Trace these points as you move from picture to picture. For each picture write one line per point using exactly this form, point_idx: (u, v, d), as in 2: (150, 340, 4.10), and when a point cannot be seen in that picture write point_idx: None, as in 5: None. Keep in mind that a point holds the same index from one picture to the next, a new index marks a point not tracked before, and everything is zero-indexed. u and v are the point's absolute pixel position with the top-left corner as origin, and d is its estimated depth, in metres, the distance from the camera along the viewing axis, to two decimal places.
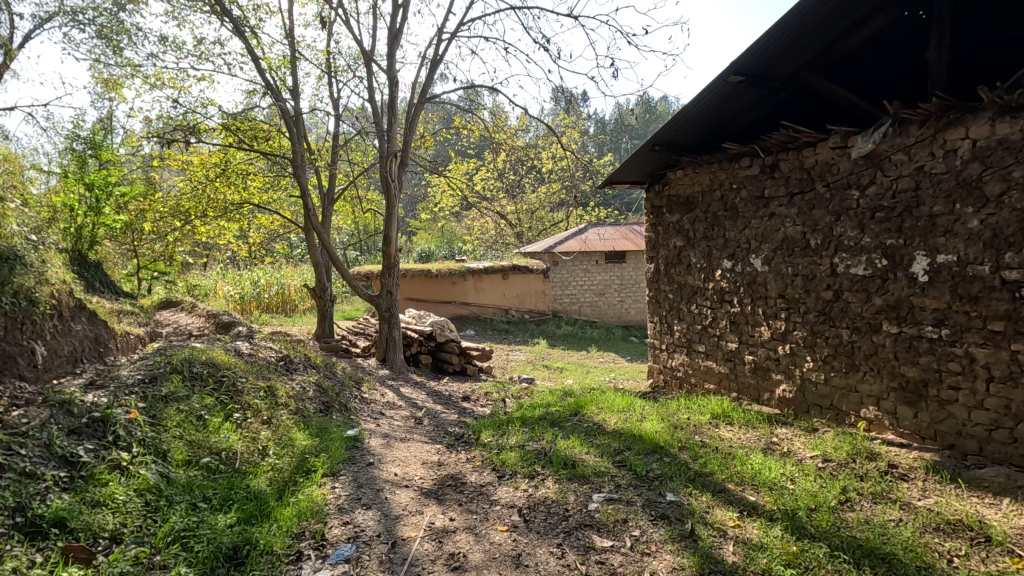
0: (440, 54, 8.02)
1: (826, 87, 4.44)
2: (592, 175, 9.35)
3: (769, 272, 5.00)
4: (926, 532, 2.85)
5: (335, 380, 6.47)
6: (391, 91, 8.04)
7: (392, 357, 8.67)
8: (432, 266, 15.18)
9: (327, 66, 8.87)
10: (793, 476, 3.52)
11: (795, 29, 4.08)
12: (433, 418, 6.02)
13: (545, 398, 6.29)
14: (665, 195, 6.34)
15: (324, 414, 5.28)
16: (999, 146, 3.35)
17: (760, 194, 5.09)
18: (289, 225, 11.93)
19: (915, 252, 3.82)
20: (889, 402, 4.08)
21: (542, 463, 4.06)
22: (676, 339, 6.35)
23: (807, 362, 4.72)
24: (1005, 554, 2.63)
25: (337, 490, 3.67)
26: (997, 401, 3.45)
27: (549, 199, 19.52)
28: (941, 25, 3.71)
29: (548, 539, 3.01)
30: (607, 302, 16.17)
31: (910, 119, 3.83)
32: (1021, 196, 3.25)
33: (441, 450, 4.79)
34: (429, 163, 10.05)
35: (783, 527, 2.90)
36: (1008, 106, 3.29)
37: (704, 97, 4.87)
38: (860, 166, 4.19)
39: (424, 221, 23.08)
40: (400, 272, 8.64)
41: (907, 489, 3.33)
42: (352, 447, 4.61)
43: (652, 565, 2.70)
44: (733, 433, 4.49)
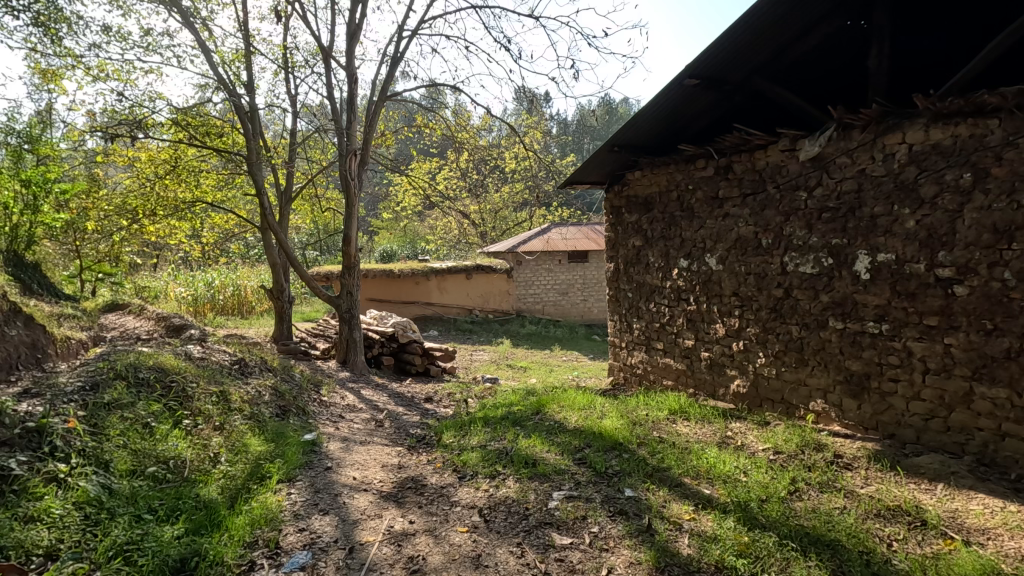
0: (401, 52, 7.88)
1: (776, 92, 4.59)
2: (555, 176, 9.38)
3: (724, 271, 5.13)
4: (868, 517, 2.98)
5: (293, 384, 6.30)
6: (350, 89, 7.88)
7: (353, 359, 8.51)
8: (394, 266, 14.99)
9: (284, 61, 8.63)
10: (746, 469, 3.63)
11: (747, 36, 4.22)
12: (395, 420, 5.94)
13: (507, 397, 6.29)
14: (624, 195, 6.42)
15: (281, 418, 5.13)
16: (933, 151, 3.55)
17: (715, 195, 5.22)
18: (245, 225, 11.56)
19: (858, 252, 4.00)
20: (836, 395, 4.25)
21: (503, 463, 4.06)
22: (635, 337, 6.44)
23: (759, 358, 4.87)
24: (939, 536, 2.78)
25: (293, 496, 3.58)
26: (933, 392, 3.65)
27: (513, 199, 19.54)
28: (881, 34, 3.89)
29: (507, 539, 3.01)
30: (570, 301, 16.32)
31: (852, 124, 4.00)
32: (952, 198, 3.45)
33: (402, 453, 4.73)
34: (390, 163, 9.86)
35: (736, 518, 2.98)
36: (940, 112, 3.49)
37: (661, 99, 4.97)
38: (808, 168, 4.36)
39: (386, 221, 22.73)
40: (360, 272, 8.46)
41: (851, 478, 3.48)
42: (309, 451, 4.50)
43: (610, 561, 2.73)
44: (689, 429, 4.59)
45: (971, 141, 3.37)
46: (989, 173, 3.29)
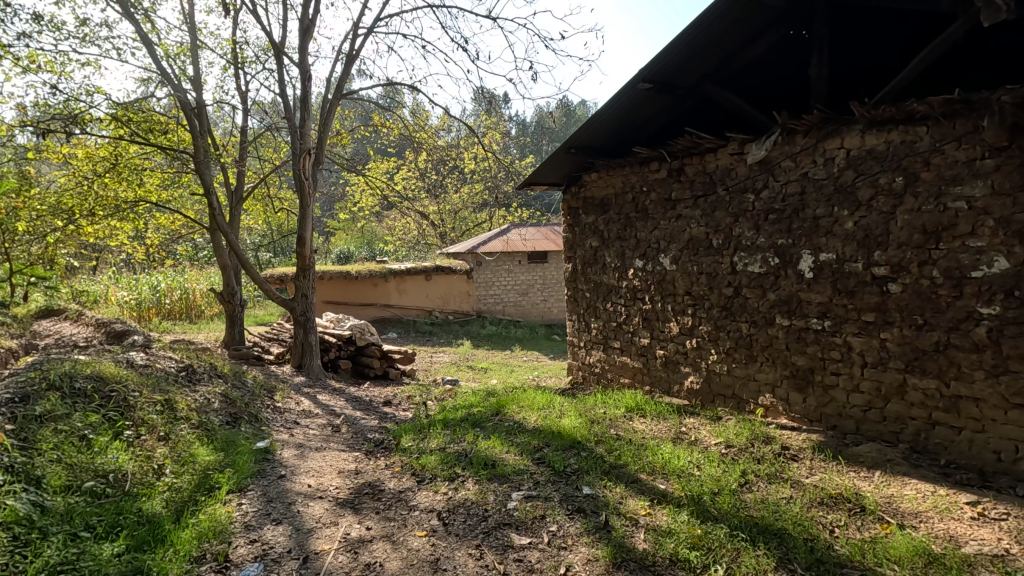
0: (356, 49, 7.74)
1: (725, 97, 4.75)
2: (513, 177, 9.40)
3: (677, 271, 5.25)
4: (812, 506, 3.11)
5: (245, 390, 6.08)
6: (303, 87, 7.69)
7: (309, 363, 8.29)
8: (352, 267, 14.71)
9: (233, 56, 8.35)
10: (699, 463, 3.73)
11: (696, 42, 4.36)
12: (353, 425, 5.82)
13: (467, 399, 6.27)
14: (581, 197, 6.48)
15: (231, 426, 4.94)
16: (869, 156, 3.75)
17: (668, 196, 5.34)
18: (193, 226, 11.10)
19: (802, 251, 4.17)
20: (783, 388, 4.42)
21: (462, 465, 4.04)
22: (593, 336, 6.51)
23: (711, 354, 5.02)
24: (877, 521, 2.94)
25: (244, 506, 3.46)
26: (870, 384, 3.85)
27: (472, 199, 19.49)
28: (820, 43, 4.09)
29: (466, 542, 3.00)
30: (530, 301, 16.41)
31: (796, 129, 4.18)
32: (886, 200, 3.65)
33: (359, 458, 4.63)
34: (347, 162, 9.65)
35: (689, 512, 3.06)
36: (874, 119, 3.69)
37: (616, 102, 5.06)
38: (755, 171, 4.52)
39: (343, 222, 22.25)
40: (315, 274, 8.25)
41: (796, 468, 3.63)
42: (262, 459, 4.36)
43: (568, 559, 2.75)
44: (645, 426, 4.69)
45: (902, 147, 3.58)
46: (918, 177, 3.50)
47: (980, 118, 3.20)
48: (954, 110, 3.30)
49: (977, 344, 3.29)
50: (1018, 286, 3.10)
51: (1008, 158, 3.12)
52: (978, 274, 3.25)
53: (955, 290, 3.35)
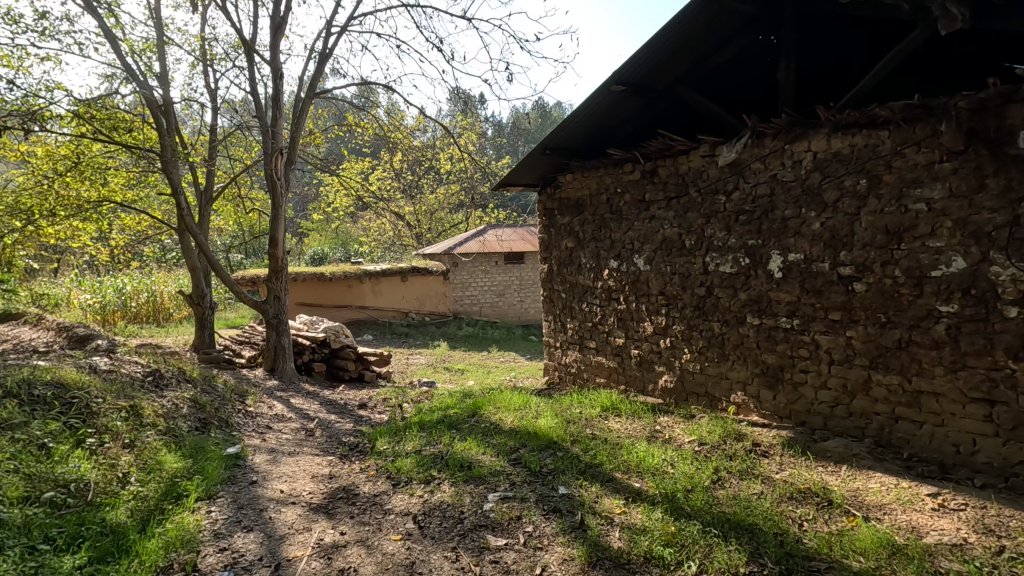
0: (329, 48, 7.63)
1: (697, 100, 4.82)
2: (489, 177, 9.38)
3: (651, 271, 5.31)
4: (782, 501, 3.18)
5: (215, 395, 5.94)
6: (275, 85, 7.55)
7: (281, 367, 8.13)
8: (326, 269, 14.50)
9: (202, 53, 8.15)
10: (673, 461, 3.79)
11: (669, 44, 4.43)
12: (327, 429, 5.73)
13: (444, 400, 6.23)
14: (556, 198, 6.50)
15: (200, 432, 4.82)
16: (834, 159, 3.85)
17: (642, 198, 5.40)
18: (160, 226, 10.79)
19: (772, 252, 4.26)
20: (754, 386, 4.51)
21: (438, 468, 4.02)
22: (568, 337, 6.54)
23: (685, 354, 5.09)
24: (843, 514, 3.02)
25: (213, 514, 3.37)
26: (837, 381, 3.96)
27: (448, 200, 19.39)
28: (788, 49, 4.19)
29: (442, 544, 2.98)
30: (507, 302, 16.41)
31: (765, 132, 4.27)
32: (851, 202, 3.76)
33: (333, 462, 4.57)
34: (320, 162, 9.50)
35: (663, 509, 3.10)
36: (839, 123, 3.79)
37: (590, 103, 5.10)
38: (726, 173, 4.60)
39: (317, 222, 21.93)
40: (288, 275, 8.11)
41: (767, 464, 3.71)
42: (232, 465, 4.26)
43: (544, 559, 2.76)
44: (621, 425, 4.73)
45: (866, 150, 3.68)
46: (881, 180, 3.61)
47: (938, 123, 3.32)
48: (914, 115, 3.42)
49: (937, 341, 3.41)
50: (974, 285, 3.22)
51: (965, 161, 3.24)
52: (937, 273, 3.37)
53: (916, 289, 3.47)
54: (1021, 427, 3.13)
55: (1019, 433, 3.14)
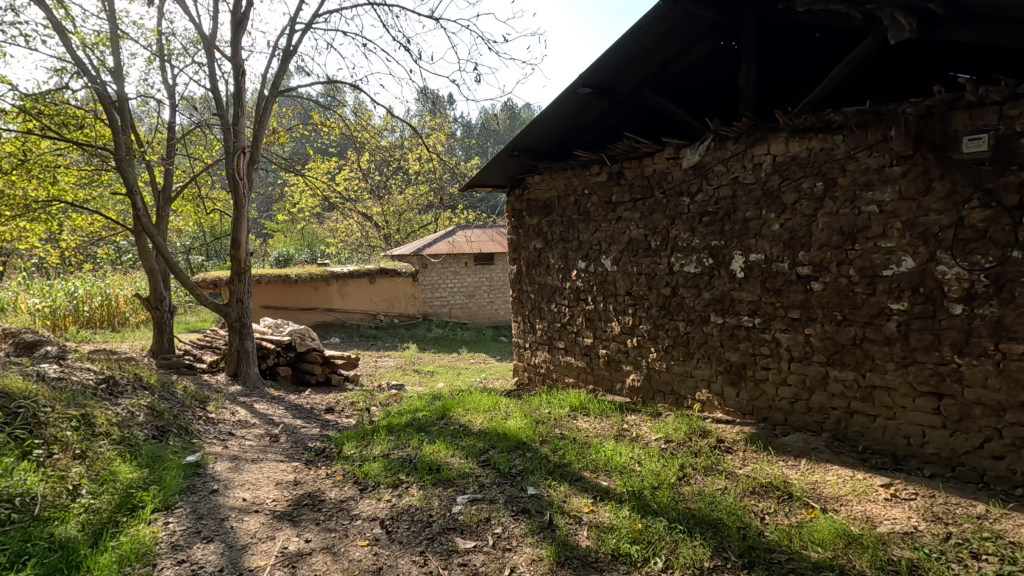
0: (293, 45, 7.47)
1: (661, 104, 4.91)
2: (458, 178, 9.33)
3: (618, 272, 5.37)
4: (745, 495, 3.26)
5: (174, 402, 5.73)
6: (237, 83, 7.35)
7: (245, 371, 7.91)
8: (291, 271, 14.19)
9: (159, 48, 7.88)
10: (640, 459, 3.84)
11: (634, 47, 4.51)
12: (292, 434, 5.60)
13: (412, 403, 6.16)
14: (524, 199, 6.50)
15: (158, 441, 4.64)
16: (793, 162, 3.97)
17: (609, 199, 5.46)
18: (114, 227, 10.36)
19: (734, 252, 4.37)
20: (718, 384, 4.61)
21: (406, 472, 3.96)
22: (537, 337, 6.56)
23: (651, 353, 5.17)
24: (803, 507, 3.11)
25: (171, 526, 3.26)
26: (797, 377, 4.08)
27: (417, 201, 19.21)
28: (748, 54, 4.30)
29: (410, 549, 2.95)
30: (477, 303, 16.36)
31: (726, 135, 4.37)
32: (809, 204, 3.88)
33: (298, 468, 4.46)
34: (284, 161, 9.27)
35: (630, 507, 3.14)
36: (797, 128, 3.91)
37: (558, 105, 5.14)
38: (690, 175, 4.69)
39: (282, 223, 21.42)
40: (251, 277, 7.89)
41: (731, 460, 3.80)
42: (192, 474, 4.12)
43: (513, 560, 2.76)
44: (589, 424, 4.77)
45: (822, 154, 3.81)
46: (836, 183, 3.74)
47: (888, 128, 3.45)
48: (866, 120, 3.55)
49: (888, 337, 3.55)
50: (922, 284, 3.37)
51: (913, 165, 3.38)
52: (889, 273, 3.51)
53: (869, 288, 3.61)
54: (966, 418, 3.29)
55: (964, 424, 3.30)
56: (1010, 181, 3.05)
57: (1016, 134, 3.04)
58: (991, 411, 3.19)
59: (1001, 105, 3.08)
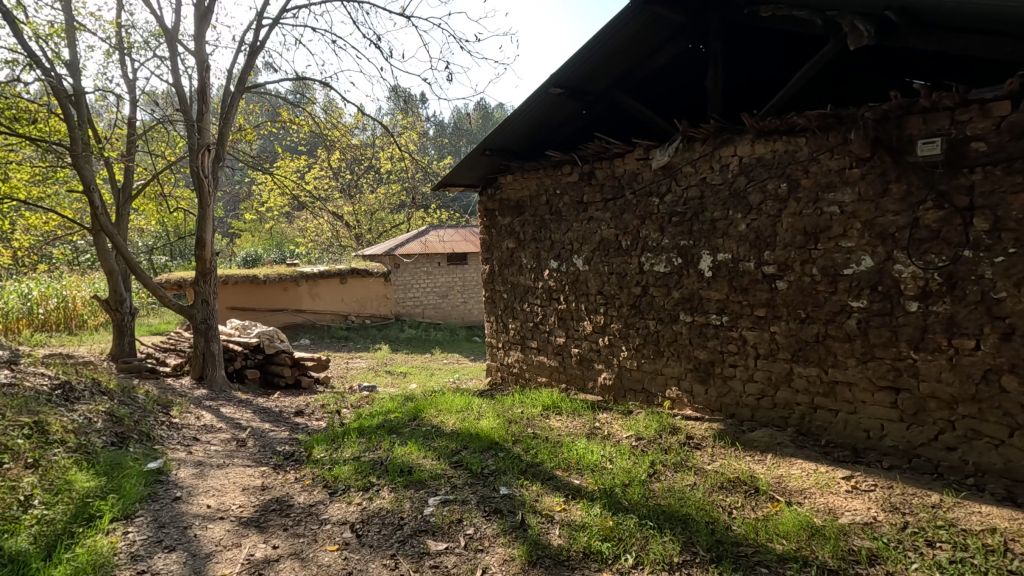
0: (260, 40, 7.30)
1: (631, 105, 4.97)
2: (430, 178, 9.25)
3: (590, 271, 5.41)
4: (713, 490, 3.32)
5: (134, 407, 5.53)
6: (201, 78, 7.14)
7: (211, 374, 7.69)
8: (260, 271, 13.88)
9: (118, 41, 7.61)
10: (612, 457, 3.88)
11: (603, 47, 4.57)
12: (260, 438, 5.47)
13: (384, 405, 6.09)
14: (496, 198, 6.48)
15: (117, 448, 4.48)
16: (758, 164, 4.06)
17: (581, 199, 5.49)
18: (70, 226, 9.95)
19: (702, 252, 4.44)
20: (687, 381, 4.69)
21: (377, 474, 3.91)
22: (510, 337, 6.55)
23: (622, 351, 5.22)
24: (769, 500, 3.19)
25: (131, 535, 3.15)
26: (763, 374, 4.17)
27: (389, 200, 19.00)
28: (715, 57, 4.38)
29: (380, 552, 2.91)
30: (450, 304, 16.27)
31: (695, 136, 4.44)
32: (774, 205, 3.98)
33: (266, 473, 4.36)
34: (252, 159, 9.06)
35: (602, 505, 3.16)
36: (762, 130, 4.00)
37: (529, 106, 5.17)
38: (659, 176, 4.76)
39: (250, 222, 20.92)
40: (217, 278, 7.69)
41: (699, 456, 3.87)
42: (153, 481, 3.99)
43: (485, 561, 2.75)
44: (562, 423, 4.79)
45: (786, 156, 3.91)
46: (799, 184, 3.84)
47: (848, 131, 3.56)
48: (828, 123, 3.65)
49: (849, 334, 3.66)
50: (881, 282, 3.49)
51: (871, 167, 3.50)
52: (849, 272, 3.62)
53: (831, 286, 3.71)
54: (922, 412, 3.41)
55: (920, 417, 3.43)
56: (962, 183, 3.18)
57: (966, 138, 3.17)
58: (945, 404, 3.32)
59: (953, 110, 3.21)
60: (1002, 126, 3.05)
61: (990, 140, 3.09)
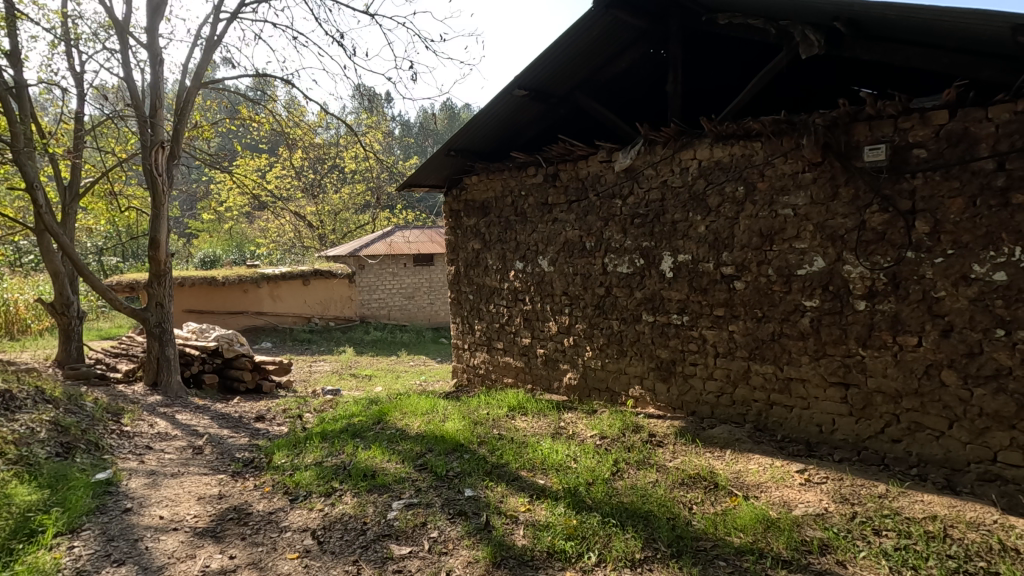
0: (218, 35, 7.07)
1: (594, 108, 5.05)
2: (396, 178, 9.14)
3: (555, 272, 5.45)
4: (675, 487, 3.39)
5: (81, 416, 5.27)
6: (154, 72, 6.88)
7: (165, 380, 7.40)
8: (217, 273, 13.44)
9: (64, 31, 7.25)
10: (576, 456, 3.91)
11: (567, 48, 4.62)
12: (217, 445, 5.30)
13: (348, 409, 5.99)
14: (461, 199, 6.45)
15: (62, 458, 4.26)
16: (716, 167, 4.17)
17: (545, 201, 5.52)
18: (11, 225, 9.42)
19: (663, 253, 4.53)
20: (649, 380, 4.77)
21: (339, 479, 3.84)
22: (476, 338, 6.53)
23: (587, 351, 5.28)
24: (727, 495, 3.27)
25: (76, 550, 3.00)
26: (721, 372, 4.29)
27: (353, 200, 18.72)
28: (676, 62, 4.48)
29: (342, 558, 2.87)
30: (416, 305, 16.11)
31: (656, 140, 4.53)
32: (731, 208, 4.09)
33: (223, 481, 4.22)
34: (209, 157, 8.77)
35: (566, 504, 3.19)
36: (720, 135, 4.12)
37: (494, 107, 5.19)
38: (622, 178, 4.83)
39: (207, 222, 20.22)
40: (172, 280, 7.40)
41: (662, 453, 3.94)
42: (102, 492, 3.82)
43: (449, 564, 2.74)
44: (527, 424, 4.80)
45: (742, 160, 4.03)
46: (755, 187, 3.96)
47: (800, 137, 3.70)
48: (781, 129, 3.78)
49: (803, 332, 3.80)
50: (831, 282, 3.63)
51: (822, 172, 3.64)
52: (802, 272, 3.75)
53: (785, 286, 3.84)
54: (869, 406, 3.57)
55: (867, 411, 3.58)
56: (904, 188, 3.34)
57: (908, 145, 3.33)
58: (890, 398, 3.48)
59: (896, 118, 3.37)
60: (940, 133, 3.22)
61: (930, 147, 3.26)
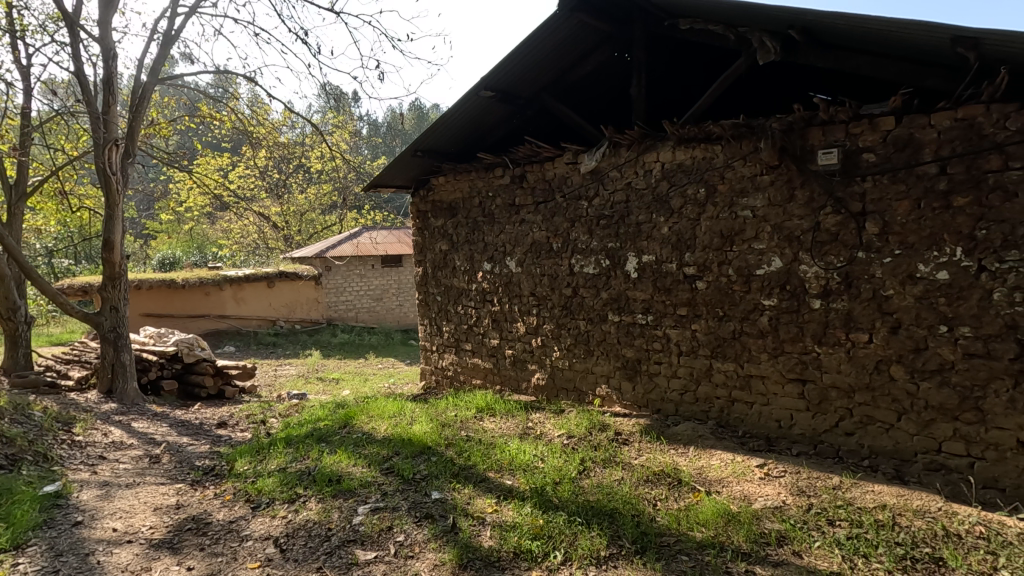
0: (175, 30, 6.83)
1: (560, 110, 5.08)
2: (364, 178, 9.01)
3: (522, 273, 5.46)
4: (639, 484, 3.44)
5: (28, 426, 5.03)
6: (106, 67, 6.61)
7: (121, 387, 7.11)
8: (177, 275, 13.02)
9: (8, 22, 6.91)
10: (544, 456, 3.94)
11: (532, 50, 4.64)
12: (176, 454, 5.12)
13: (314, 413, 5.88)
14: (429, 200, 6.42)
15: (7, 471, 4.06)
16: (679, 170, 4.26)
17: (512, 202, 5.54)
18: None
19: (628, 253, 4.60)
20: (616, 379, 4.83)
21: (304, 485, 3.77)
22: (444, 339, 6.50)
23: (555, 351, 5.31)
24: (690, 491, 3.34)
25: (21, 567, 2.87)
26: (685, 370, 4.37)
27: (320, 200, 18.41)
28: (640, 66, 4.53)
29: (305, 565, 2.82)
30: (385, 307, 15.90)
31: (620, 142, 4.61)
32: (693, 209, 4.18)
33: (182, 490, 4.09)
34: (167, 155, 8.48)
35: (532, 504, 3.20)
36: (682, 138, 4.21)
37: (460, 109, 5.18)
38: (588, 180, 4.89)
39: (166, 223, 19.57)
40: (128, 283, 7.11)
41: (627, 451, 4.00)
42: (51, 506, 3.65)
43: (415, 566, 2.72)
44: (495, 425, 4.81)
45: (703, 162, 4.12)
46: (716, 189, 4.05)
47: (758, 140, 3.81)
48: (740, 133, 3.88)
49: (762, 330, 3.91)
50: (788, 282, 3.74)
51: (779, 174, 3.75)
52: (761, 272, 3.86)
53: (745, 286, 3.95)
54: (825, 401, 3.69)
55: (823, 406, 3.70)
56: (856, 190, 3.47)
57: (859, 149, 3.46)
58: (844, 393, 3.61)
59: (848, 124, 3.50)
60: (887, 138, 3.36)
61: (878, 151, 3.39)
